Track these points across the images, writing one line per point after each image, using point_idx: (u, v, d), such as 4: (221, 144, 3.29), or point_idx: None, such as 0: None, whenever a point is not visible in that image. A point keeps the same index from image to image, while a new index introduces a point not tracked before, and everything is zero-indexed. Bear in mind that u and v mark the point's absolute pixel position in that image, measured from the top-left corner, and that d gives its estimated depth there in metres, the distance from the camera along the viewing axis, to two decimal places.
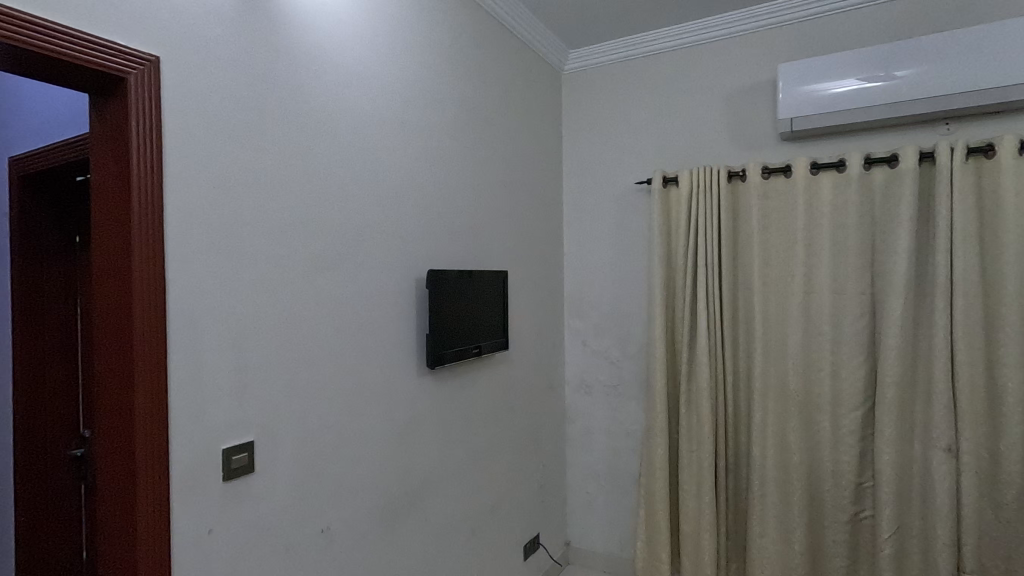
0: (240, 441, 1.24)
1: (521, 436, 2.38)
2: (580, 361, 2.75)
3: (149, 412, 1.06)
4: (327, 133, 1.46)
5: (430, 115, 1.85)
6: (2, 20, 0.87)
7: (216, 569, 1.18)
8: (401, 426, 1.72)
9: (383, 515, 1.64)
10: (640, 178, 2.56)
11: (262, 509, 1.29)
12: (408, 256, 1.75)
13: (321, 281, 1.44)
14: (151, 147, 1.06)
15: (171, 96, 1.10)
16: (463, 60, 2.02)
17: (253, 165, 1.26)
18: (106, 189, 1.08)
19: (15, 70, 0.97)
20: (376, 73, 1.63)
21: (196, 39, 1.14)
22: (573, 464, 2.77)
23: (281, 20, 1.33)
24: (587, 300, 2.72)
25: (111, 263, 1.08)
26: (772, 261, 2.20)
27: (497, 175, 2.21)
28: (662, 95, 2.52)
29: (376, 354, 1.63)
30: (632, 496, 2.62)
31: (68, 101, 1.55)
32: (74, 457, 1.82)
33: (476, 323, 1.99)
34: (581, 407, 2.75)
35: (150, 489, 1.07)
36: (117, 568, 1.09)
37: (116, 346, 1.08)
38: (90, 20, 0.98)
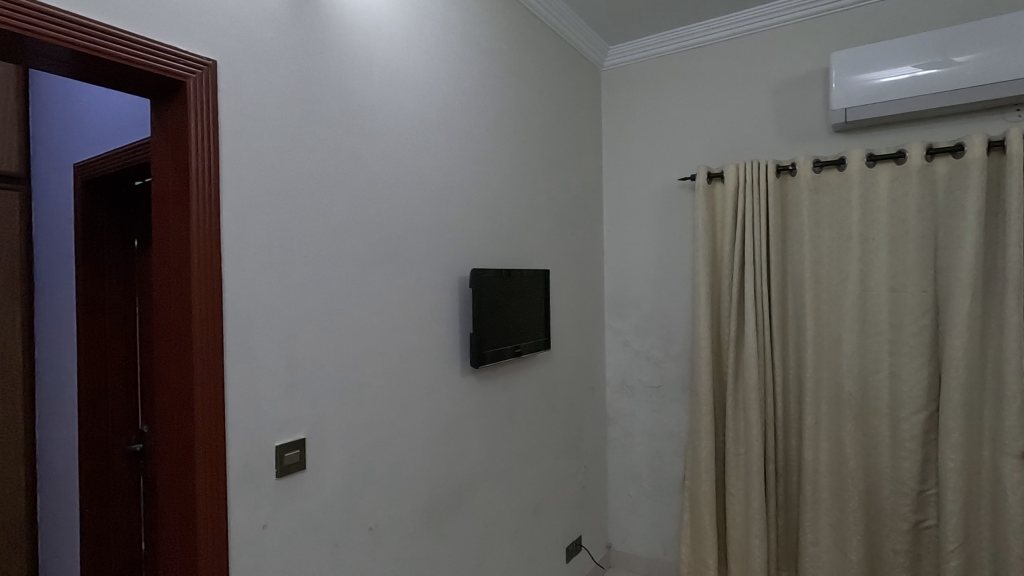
0: (292, 438, 1.26)
1: (562, 437, 2.36)
2: (622, 361, 2.70)
3: (206, 408, 1.09)
4: (373, 132, 1.47)
5: (474, 115, 1.85)
6: (71, 27, 0.90)
7: (269, 564, 1.20)
8: (445, 426, 1.72)
9: (429, 514, 1.64)
10: (683, 174, 2.50)
11: (314, 506, 1.30)
12: (451, 256, 1.75)
13: (369, 281, 1.45)
14: (207, 150, 1.09)
15: (226, 100, 1.13)
16: (504, 57, 2.01)
17: (303, 166, 1.28)
18: (165, 191, 1.12)
19: (83, 76, 1.01)
20: (421, 74, 1.63)
21: (249, 43, 1.17)
22: (615, 466, 2.73)
23: (329, 22, 1.35)
24: (629, 300, 2.68)
25: (171, 263, 1.11)
26: (825, 258, 2.12)
27: (538, 174, 2.19)
28: (705, 89, 2.46)
29: (420, 353, 1.63)
30: (675, 499, 2.56)
31: (130, 107, 1.61)
32: (133, 452, 1.89)
33: (518, 323, 1.97)
34: (622, 408, 2.70)
35: (208, 485, 1.09)
36: (177, 562, 1.12)
37: (175, 345, 1.11)
38: (151, 27, 1.02)
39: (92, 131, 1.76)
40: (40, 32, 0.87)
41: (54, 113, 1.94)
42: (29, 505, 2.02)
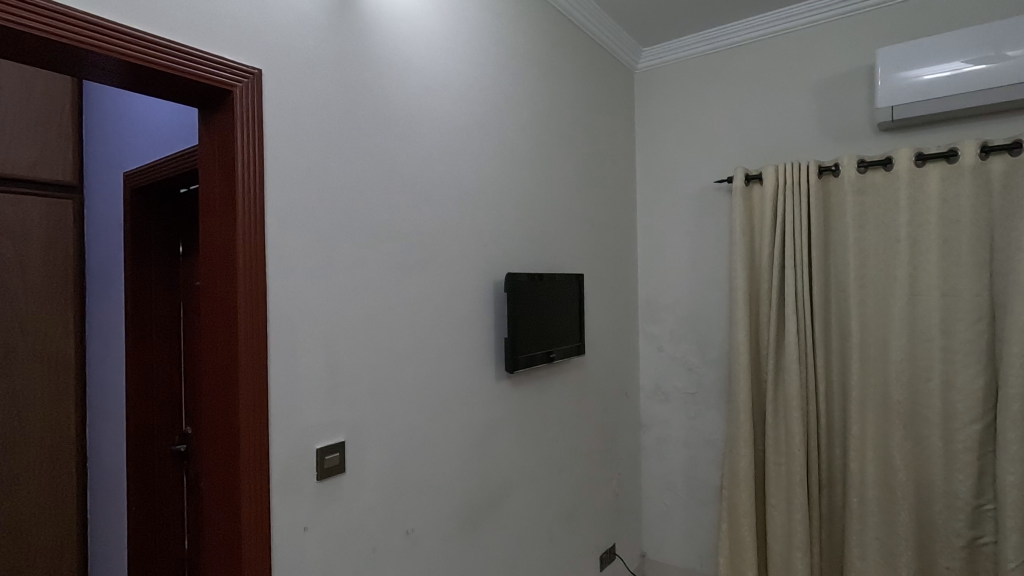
0: (332, 441, 1.27)
1: (596, 443, 2.33)
2: (656, 367, 2.66)
3: (251, 410, 1.10)
4: (411, 138, 1.48)
5: (509, 120, 1.85)
6: (127, 39, 0.94)
7: (310, 566, 1.21)
8: (480, 430, 1.71)
9: (464, 519, 1.64)
10: (720, 177, 2.45)
11: (353, 509, 1.31)
12: (487, 260, 1.75)
13: (406, 286, 1.46)
14: (254, 157, 1.11)
15: (271, 107, 1.15)
16: (538, 61, 2.00)
17: (343, 171, 1.30)
18: (212, 198, 1.14)
19: (136, 87, 1.04)
20: (457, 79, 1.64)
21: (293, 53, 1.20)
22: (649, 474, 2.68)
23: (369, 31, 1.37)
24: (663, 304, 2.63)
25: (217, 269, 1.14)
26: (870, 261, 2.04)
27: (572, 178, 2.18)
28: (742, 89, 2.41)
29: (456, 357, 1.63)
30: (712, 509, 2.50)
31: (176, 116, 1.66)
32: (177, 452, 1.94)
33: (553, 327, 1.96)
34: (656, 414, 2.66)
35: (253, 485, 1.11)
36: (222, 561, 1.14)
37: (222, 347, 1.14)
38: (201, 38, 1.05)
39: (141, 141, 1.83)
40: (95, 44, 0.90)
41: (106, 124, 2.03)
42: (78, 502, 2.11)
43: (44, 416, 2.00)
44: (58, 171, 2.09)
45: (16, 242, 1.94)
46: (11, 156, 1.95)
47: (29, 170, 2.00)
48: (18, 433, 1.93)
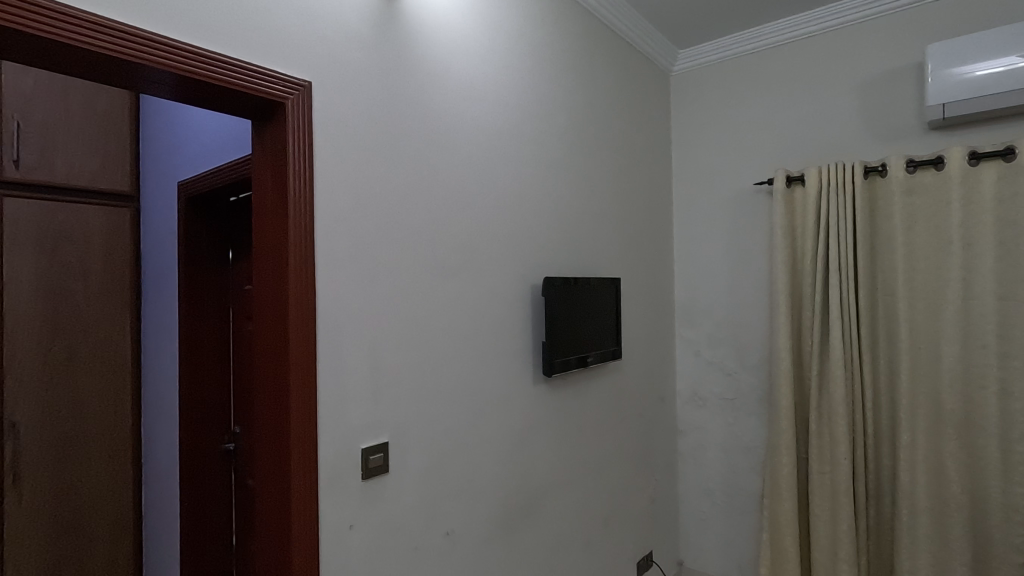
0: (375, 442, 1.30)
1: (632, 449, 2.31)
2: (693, 372, 2.62)
3: (301, 410, 1.14)
4: (450, 144, 1.51)
5: (546, 125, 1.86)
6: (188, 56, 0.99)
7: (355, 564, 1.24)
8: (518, 434, 1.72)
9: (502, 522, 1.65)
10: (760, 179, 2.41)
11: (396, 510, 1.34)
12: (525, 264, 1.76)
13: (446, 289, 1.49)
14: (304, 166, 1.15)
15: (320, 118, 1.19)
16: (575, 66, 2.01)
17: (387, 179, 1.33)
18: (264, 208, 1.19)
19: (195, 101, 1.10)
20: (496, 87, 1.66)
21: (339, 65, 1.24)
22: (686, 480, 2.64)
23: (410, 40, 1.40)
24: (700, 308, 2.60)
25: (269, 275, 1.18)
26: (920, 265, 1.98)
27: (608, 182, 2.18)
28: (783, 89, 2.37)
29: (494, 360, 1.64)
30: (752, 518, 2.45)
31: (228, 127, 1.74)
32: (226, 451, 2.02)
33: (590, 331, 1.95)
34: (694, 420, 2.62)
35: (303, 483, 1.14)
36: (273, 556, 1.18)
37: (273, 349, 1.18)
38: (255, 53, 1.10)
39: (194, 152, 1.91)
40: (157, 60, 0.95)
41: (161, 136, 2.13)
42: (134, 496, 2.21)
43: (102, 415, 2.11)
44: (117, 181, 2.20)
45: (78, 249, 2.07)
46: (73, 168, 2.08)
47: (90, 181, 2.12)
48: (80, 430, 2.05)
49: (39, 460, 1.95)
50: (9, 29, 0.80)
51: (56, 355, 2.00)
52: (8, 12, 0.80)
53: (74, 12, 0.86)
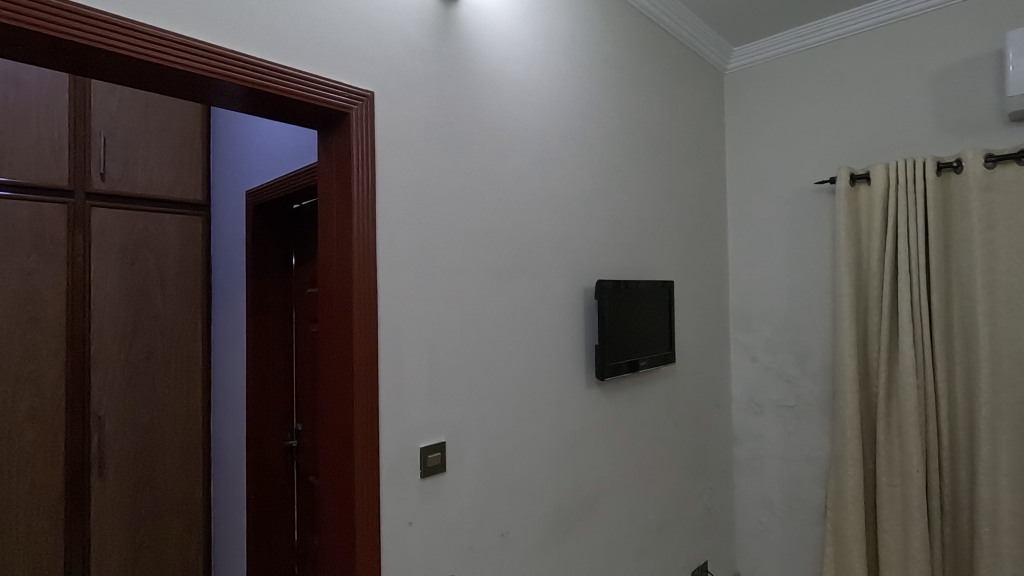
0: (434, 441, 1.33)
1: (687, 456, 2.26)
2: (749, 378, 2.54)
3: (364, 408, 1.18)
4: (505, 149, 1.53)
5: (598, 128, 1.86)
6: (262, 70, 1.05)
7: (414, 560, 1.27)
8: (572, 438, 1.72)
9: (555, 525, 1.65)
10: (822, 178, 2.32)
11: (453, 508, 1.36)
12: (578, 267, 1.76)
13: (501, 292, 1.50)
14: (367, 173, 1.20)
15: (382, 127, 1.24)
16: (626, 68, 2.00)
17: (445, 184, 1.36)
18: (330, 214, 1.24)
19: (268, 113, 1.16)
20: (549, 91, 1.68)
21: (399, 74, 1.28)
22: (742, 490, 2.56)
23: (468, 48, 1.44)
24: (757, 312, 2.52)
25: (334, 277, 1.23)
26: (1001, 266, 1.85)
27: (662, 184, 2.15)
28: (845, 84, 2.28)
29: (548, 362, 1.65)
30: (815, 531, 2.35)
31: (293, 138, 1.82)
32: (289, 447, 2.11)
33: (643, 334, 1.93)
34: (751, 427, 2.53)
35: (366, 480, 1.18)
36: (337, 550, 1.22)
37: (338, 349, 1.23)
38: (322, 66, 1.15)
39: (261, 162, 2.01)
40: (231, 75, 1.01)
41: (231, 147, 2.25)
42: (205, 489, 2.33)
43: (176, 411, 2.25)
44: (191, 191, 2.33)
45: (156, 255, 2.22)
46: (152, 180, 2.23)
47: (167, 191, 2.27)
48: (156, 424, 2.19)
49: (121, 451, 2.10)
50: (99, 49, 0.87)
51: (136, 354, 2.15)
52: (98, 34, 0.87)
53: (156, 32, 0.92)
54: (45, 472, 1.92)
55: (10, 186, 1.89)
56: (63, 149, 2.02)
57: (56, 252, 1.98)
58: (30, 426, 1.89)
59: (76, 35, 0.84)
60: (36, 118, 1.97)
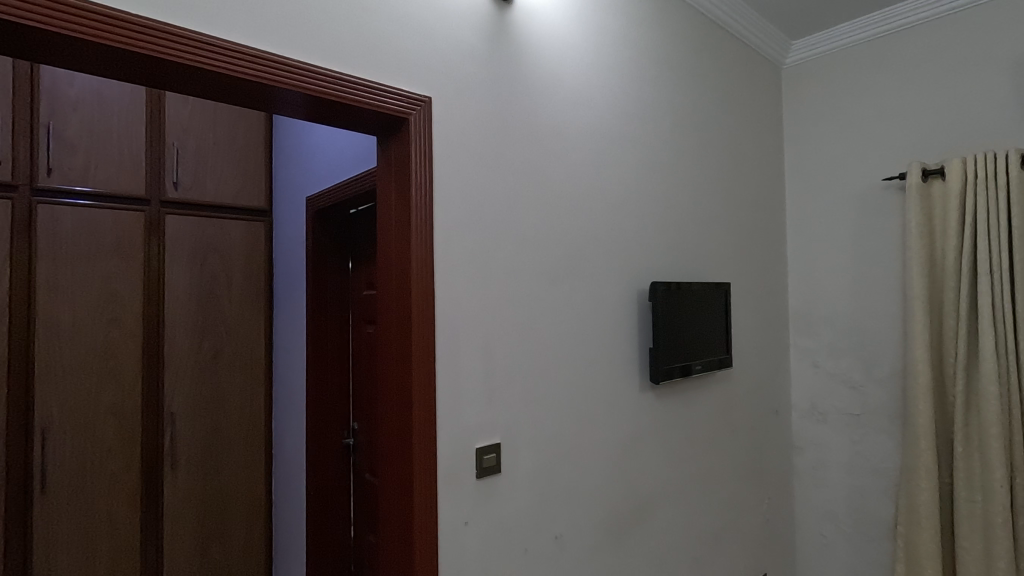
0: (489, 442, 1.33)
1: (744, 464, 2.18)
2: (811, 384, 2.43)
3: (422, 408, 1.20)
4: (558, 151, 1.52)
5: (651, 127, 1.83)
6: (325, 78, 1.09)
7: (470, 560, 1.28)
8: (626, 442, 1.69)
9: (610, 530, 1.62)
10: (890, 174, 2.21)
11: (508, 509, 1.36)
12: (632, 268, 1.73)
13: (554, 294, 1.49)
14: (425, 176, 1.22)
15: (439, 131, 1.26)
16: (680, 65, 1.96)
17: (500, 187, 1.37)
18: (389, 218, 1.27)
19: (330, 121, 1.21)
20: (602, 92, 1.66)
21: (456, 80, 1.30)
22: (804, 501, 2.45)
23: (522, 51, 1.44)
24: (820, 315, 2.41)
25: (393, 278, 1.26)
26: None
27: (717, 183, 2.09)
28: (916, 75, 2.16)
29: (602, 365, 1.63)
30: (884, 546, 2.23)
31: (351, 145, 1.87)
32: (346, 444, 2.17)
33: (698, 338, 1.88)
34: (813, 436, 2.42)
35: (424, 479, 1.20)
36: (395, 548, 1.24)
37: (396, 349, 1.25)
38: (383, 73, 1.18)
39: (320, 168, 2.08)
40: (295, 84, 1.05)
41: (291, 156, 2.34)
42: (266, 483, 2.42)
43: (241, 408, 2.35)
44: (254, 198, 2.44)
45: (223, 259, 2.33)
46: (219, 187, 2.35)
47: (233, 198, 2.38)
48: (222, 420, 2.30)
49: (190, 446, 2.21)
50: (169, 62, 0.92)
51: (205, 353, 2.27)
52: (170, 48, 0.92)
53: (223, 44, 0.97)
54: (123, 463, 2.06)
55: (93, 195, 2.04)
56: (140, 159, 2.16)
57: (133, 257, 2.11)
58: (111, 418, 2.03)
59: (149, 49, 0.90)
60: (116, 132, 2.11)
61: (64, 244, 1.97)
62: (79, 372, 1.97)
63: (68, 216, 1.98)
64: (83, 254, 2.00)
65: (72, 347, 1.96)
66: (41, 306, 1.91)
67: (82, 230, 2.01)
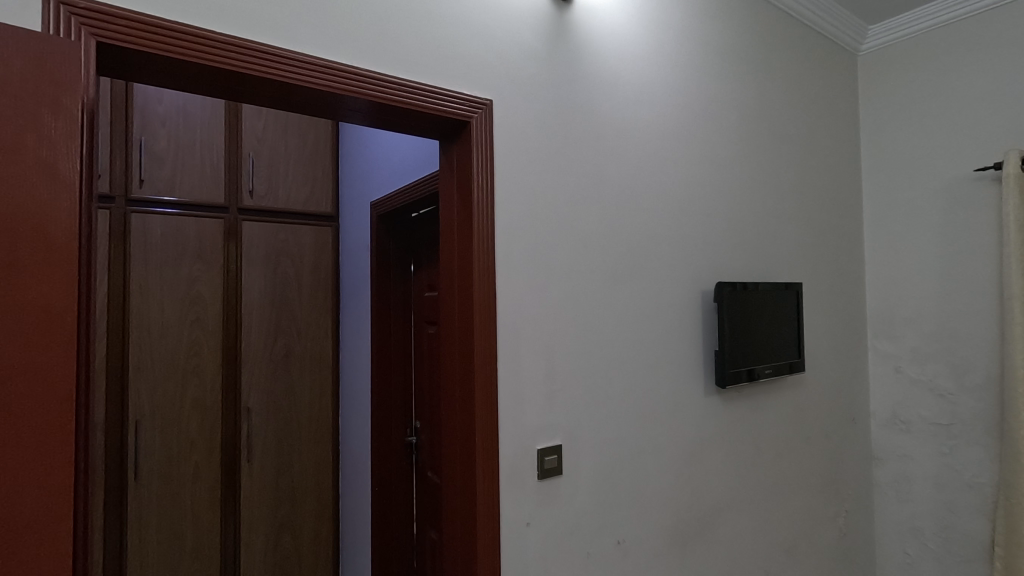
0: (551, 444, 1.33)
1: (818, 474, 2.07)
2: (893, 391, 2.27)
3: (484, 408, 1.21)
4: (619, 149, 1.50)
5: (717, 122, 1.77)
6: (391, 85, 1.12)
7: (532, 561, 1.28)
8: (691, 447, 1.64)
9: (674, 538, 1.58)
10: (982, 165, 2.03)
11: (570, 511, 1.35)
12: (696, 268, 1.68)
13: (616, 295, 1.47)
14: (487, 179, 1.23)
15: (500, 134, 1.27)
16: (746, 56, 1.88)
17: (561, 188, 1.37)
18: (451, 220, 1.29)
19: (395, 126, 1.24)
20: (664, 89, 1.62)
21: (516, 81, 1.31)
22: (886, 515, 2.29)
23: (581, 49, 1.43)
24: (902, 317, 2.25)
25: (455, 280, 1.28)
26: None
27: (786, 179, 2.00)
28: (1012, 55, 1.97)
29: (665, 367, 1.59)
30: (978, 568, 2.05)
31: (414, 150, 1.92)
32: (409, 442, 2.23)
33: (767, 341, 1.80)
34: (895, 446, 2.27)
35: (486, 478, 1.21)
36: (457, 546, 1.26)
37: (459, 350, 1.27)
38: (445, 78, 1.21)
39: (384, 174, 2.15)
40: (363, 92, 1.09)
41: (356, 162, 2.43)
42: (334, 478, 2.52)
43: (311, 406, 2.46)
44: (322, 204, 2.55)
45: (294, 262, 2.45)
46: (290, 194, 2.46)
47: (303, 205, 2.50)
48: (293, 417, 2.41)
49: (265, 440, 2.33)
50: (250, 76, 0.97)
51: (278, 352, 2.38)
52: (250, 63, 0.97)
53: (298, 57, 1.02)
54: (205, 454, 2.20)
55: (179, 204, 2.19)
56: (220, 170, 2.30)
57: (214, 261, 2.25)
58: (194, 412, 2.18)
59: (233, 64, 0.95)
60: (199, 145, 2.26)
61: (154, 250, 2.13)
62: (167, 368, 2.13)
63: (157, 224, 2.14)
64: (170, 259, 2.16)
65: (160, 346, 2.12)
66: (135, 307, 2.07)
67: (169, 237, 2.16)
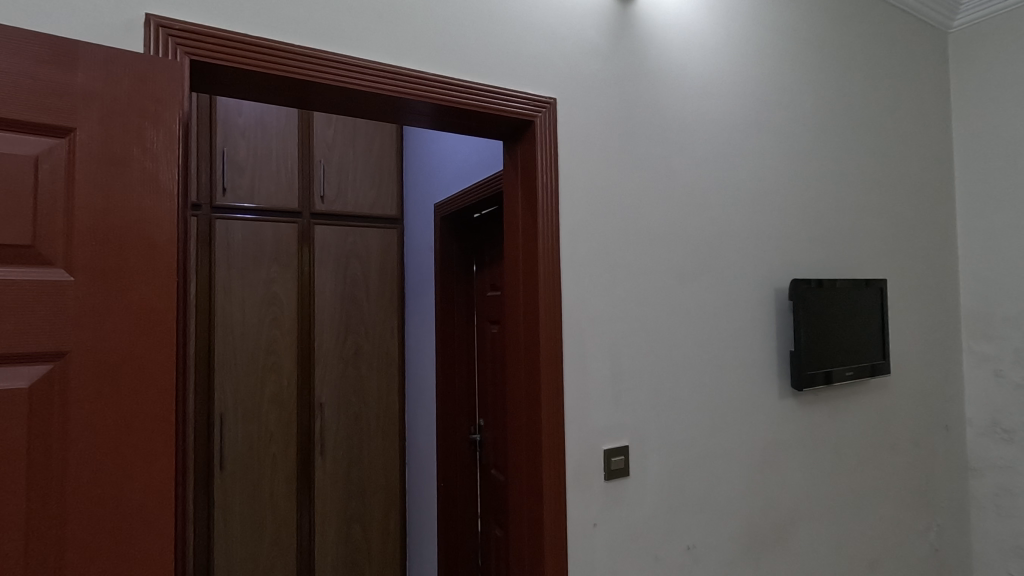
0: (617, 445, 1.31)
1: (906, 483, 1.93)
2: (992, 396, 2.09)
3: (550, 406, 1.21)
4: (686, 144, 1.46)
5: (790, 111, 1.68)
6: (456, 87, 1.14)
7: (599, 561, 1.26)
8: (764, 452, 1.57)
9: (747, 545, 1.52)
10: None
11: (637, 513, 1.33)
12: (770, 265, 1.61)
13: (683, 293, 1.43)
14: (551, 177, 1.23)
15: (565, 131, 1.26)
16: (822, 41, 1.77)
17: (626, 184, 1.34)
18: (516, 218, 1.30)
19: (461, 128, 1.26)
20: (732, 79, 1.56)
21: (579, 78, 1.30)
22: (985, 532, 2.10)
23: (644, 42, 1.40)
24: (1003, 316, 2.06)
25: (520, 279, 1.28)
26: None
27: (867, 169, 1.87)
28: None
29: (736, 368, 1.53)
30: None
31: (476, 151, 1.94)
32: (473, 439, 2.25)
33: (848, 341, 1.70)
34: (995, 456, 2.08)
35: (552, 475, 1.20)
36: (523, 543, 1.26)
37: (524, 348, 1.27)
38: (509, 79, 1.21)
39: (446, 176, 2.19)
40: (430, 96, 1.11)
41: (420, 165, 2.48)
42: (401, 473, 2.59)
43: (378, 402, 2.54)
44: (387, 207, 2.63)
45: (362, 264, 2.54)
46: (358, 198, 2.56)
47: (370, 209, 2.58)
48: (362, 413, 2.50)
49: (336, 434, 2.43)
50: (325, 85, 1.02)
51: (347, 350, 2.48)
52: (326, 72, 1.01)
53: (369, 65, 1.05)
54: (282, 447, 2.32)
55: (257, 210, 2.32)
56: (293, 177, 2.42)
57: (288, 264, 2.37)
58: (272, 407, 2.30)
59: (310, 75, 1.00)
60: (275, 153, 2.39)
61: (235, 253, 2.26)
62: (247, 365, 2.26)
63: (238, 229, 2.28)
64: (250, 261, 2.29)
65: (241, 344, 2.25)
66: (219, 308, 2.22)
67: (249, 241, 2.29)
